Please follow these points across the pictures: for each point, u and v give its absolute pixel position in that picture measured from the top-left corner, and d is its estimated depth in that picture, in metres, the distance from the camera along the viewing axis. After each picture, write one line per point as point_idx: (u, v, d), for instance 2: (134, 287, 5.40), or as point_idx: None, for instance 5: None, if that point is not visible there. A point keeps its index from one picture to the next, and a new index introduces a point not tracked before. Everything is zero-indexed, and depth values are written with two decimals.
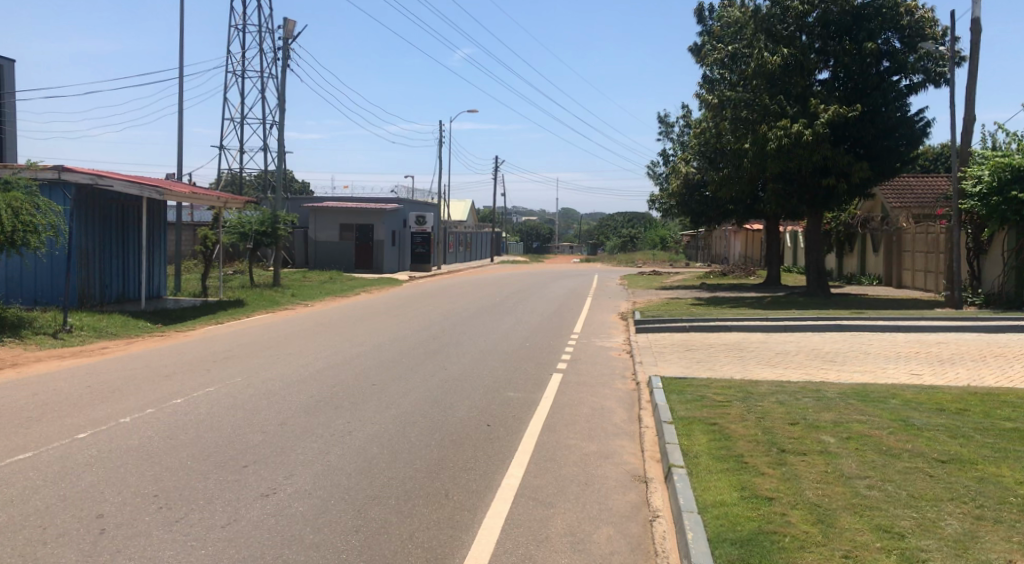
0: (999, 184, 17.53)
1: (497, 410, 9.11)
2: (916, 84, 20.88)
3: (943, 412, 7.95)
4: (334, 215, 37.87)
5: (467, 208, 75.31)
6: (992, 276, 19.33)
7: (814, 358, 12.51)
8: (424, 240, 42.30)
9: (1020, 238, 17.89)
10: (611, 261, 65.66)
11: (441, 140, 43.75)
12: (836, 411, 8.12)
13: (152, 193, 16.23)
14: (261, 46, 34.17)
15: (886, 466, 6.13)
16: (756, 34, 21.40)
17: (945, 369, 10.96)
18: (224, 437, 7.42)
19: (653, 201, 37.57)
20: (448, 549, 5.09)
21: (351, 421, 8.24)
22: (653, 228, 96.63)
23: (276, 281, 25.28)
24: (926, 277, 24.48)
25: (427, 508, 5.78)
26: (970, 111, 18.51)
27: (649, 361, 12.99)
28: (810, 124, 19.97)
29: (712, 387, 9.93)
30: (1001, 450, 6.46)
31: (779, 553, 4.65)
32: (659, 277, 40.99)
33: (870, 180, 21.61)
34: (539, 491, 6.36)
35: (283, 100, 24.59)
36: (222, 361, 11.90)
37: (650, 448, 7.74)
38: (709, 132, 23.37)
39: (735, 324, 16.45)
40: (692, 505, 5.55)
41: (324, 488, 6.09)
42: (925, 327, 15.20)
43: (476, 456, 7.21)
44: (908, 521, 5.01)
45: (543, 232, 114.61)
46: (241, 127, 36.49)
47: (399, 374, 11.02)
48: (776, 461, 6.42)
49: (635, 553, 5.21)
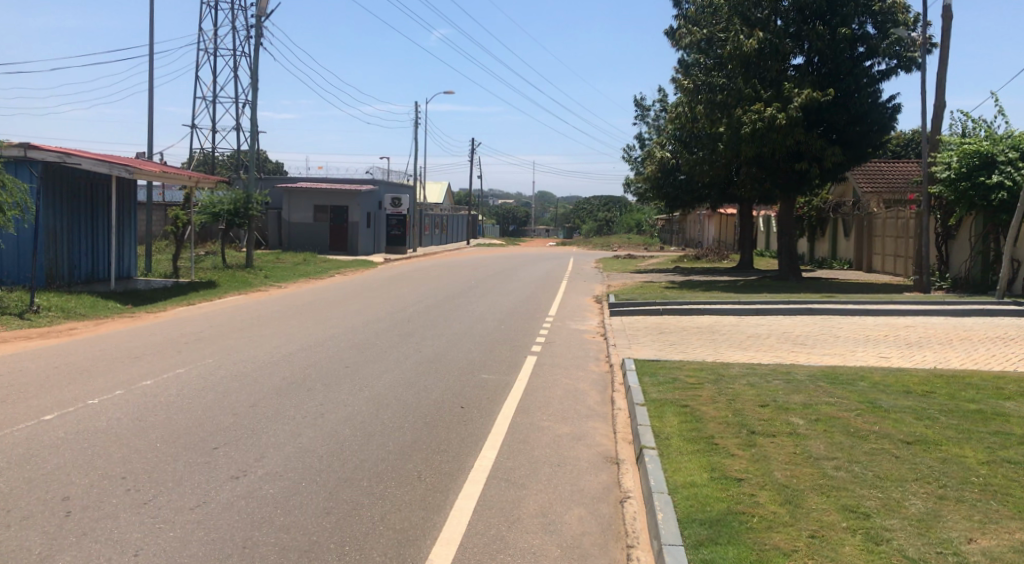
0: (968, 170, 17.73)
1: (472, 392, 9.11)
2: (889, 69, 21.04)
3: (911, 394, 8.09)
4: (309, 197, 37.60)
5: (443, 191, 75.40)
6: (960, 260, 19.61)
7: (785, 341, 12.65)
8: (399, 222, 41.99)
9: (986, 223, 18.21)
10: (587, 244, 66.14)
11: (417, 121, 43.74)
12: (806, 393, 8.24)
13: (122, 172, 15.87)
14: (233, 23, 33.89)
15: (853, 447, 6.23)
16: (732, 17, 21.43)
17: (911, 352, 11.13)
18: (194, 419, 7.35)
19: (627, 185, 37.86)
20: (418, 530, 5.09)
21: (325, 403, 8.19)
22: (628, 212, 97.39)
23: (249, 263, 24.96)
24: (896, 261, 24.85)
25: (400, 490, 5.78)
26: (940, 96, 18.68)
27: (623, 343, 13.08)
28: (783, 107, 20.07)
29: (684, 369, 10.02)
30: (964, 431, 6.58)
31: (747, 533, 4.71)
32: (634, 260, 41.37)
33: (842, 165, 21.80)
34: (511, 472, 6.39)
35: (255, 78, 24.24)
36: (193, 342, 11.72)
37: (623, 429, 7.80)
38: (683, 116, 23.29)
39: (708, 308, 16.59)
40: (663, 486, 5.61)
41: (295, 470, 6.07)
42: (893, 310, 15.43)
43: (449, 438, 7.21)
44: (873, 501, 5.09)
45: (520, 216, 115.49)
46: (213, 106, 36.08)
47: (373, 356, 10.95)
48: (746, 443, 6.50)
49: (606, 533, 5.25)
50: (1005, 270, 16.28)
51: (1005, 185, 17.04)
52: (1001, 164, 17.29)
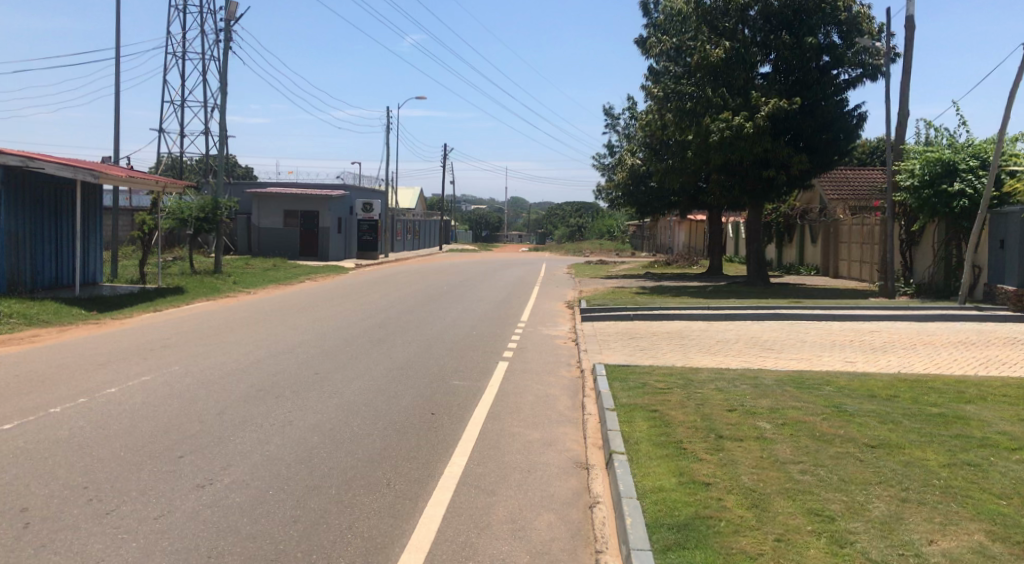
0: (931, 178, 18.12)
1: (442, 399, 9.08)
2: (854, 78, 21.38)
3: (875, 398, 8.21)
4: (278, 202, 37.29)
5: (416, 196, 75.32)
6: (924, 266, 19.99)
7: (753, 346, 12.79)
8: (370, 227, 41.80)
9: (948, 230, 18.57)
10: (560, 250, 66.35)
11: (389, 126, 43.59)
12: (772, 397, 8.33)
13: (88, 177, 15.63)
14: (201, 27, 33.52)
15: (819, 451, 6.30)
16: (699, 26, 21.70)
17: (875, 357, 11.30)
18: (159, 427, 7.24)
19: (598, 191, 38.09)
20: (387, 538, 5.07)
21: (294, 410, 8.13)
22: (599, 218, 97.98)
23: (218, 268, 24.68)
24: (861, 267, 25.24)
25: (368, 498, 5.75)
26: (904, 105, 19.03)
27: (594, 348, 13.13)
28: (751, 116, 20.34)
29: (654, 374, 10.08)
30: (926, 435, 6.68)
31: (715, 537, 4.74)
32: (605, 266, 41.47)
33: (808, 172, 22.09)
34: (482, 478, 6.38)
35: (223, 81, 24.03)
36: (159, 349, 11.57)
37: (593, 434, 7.84)
38: (653, 124, 23.46)
39: (678, 313, 16.73)
40: (632, 491, 5.64)
41: (262, 478, 6.01)
42: (858, 315, 15.66)
43: (420, 444, 7.19)
44: (837, 504, 5.16)
45: (492, 221, 115.48)
46: (181, 110, 35.61)
47: (342, 363, 10.90)
48: (714, 447, 6.56)
49: (575, 539, 5.26)
50: (966, 276, 16.63)
51: (966, 194, 17.34)
52: (962, 172, 17.68)
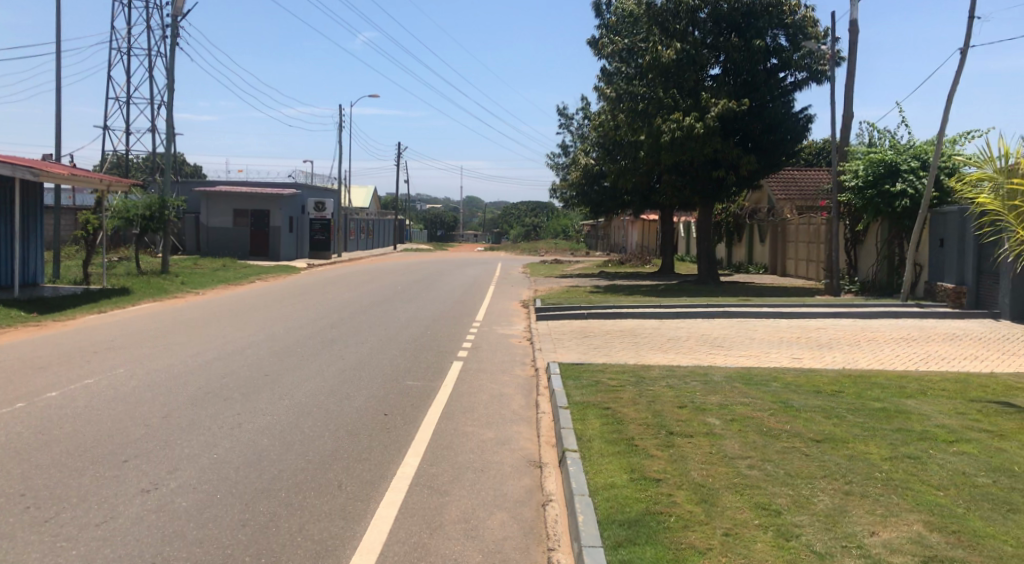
0: (874, 178, 18.61)
1: (395, 399, 9.02)
2: (800, 81, 21.84)
3: (820, 394, 8.39)
4: (227, 201, 36.64)
5: (369, 195, 74.71)
6: (867, 264, 20.52)
7: (703, 343, 12.98)
8: (323, 227, 41.32)
9: (891, 229, 19.09)
10: (514, 249, 66.48)
11: (341, 125, 43.14)
12: (722, 394, 8.47)
13: (28, 174, 15.16)
14: (147, 22, 32.76)
15: (766, 446, 6.43)
16: (651, 27, 21.93)
17: (821, 353, 11.55)
18: (102, 431, 7.06)
19: (553, 191, 38.28)
20: (338, 540, 5.02)
21: (243, 413, 7.99)
22: (554, 218, 98.40)
23: (166, 268, 24.15)
24: (808, 265, 25.80)
25: (319, 500, 5.68)
26: (849, 108, 19.50)
27: (548, 347, 13.18)
28: (701, 117, 20.63)
29: (607, 372, 10.15)
30: (869, 429, 6.86)
31: (665, 532, 4.80)
32: (559, 265, 41.69)
33: (757, 173, 22.48)
34: (435, 479, 6.35)
35: (170, 78, 23.52)
36: (103, 351, 11.27)
37: (546, 433, 7.87)
38: (606, 124, 23.65)
39: (630, 312, 16.88)
40: (584, 488, 5.67)
41: (210, 482, 5.90)
42: (806, 313, 16.00)
43: (371, 445, 7.13)
44: (784, 498, 5.26)
45: (447, 221, 115.13)
46: (126, 106, 34.76)
47: (293, 364, 10.75)
48: (664, 443, 6.64)
49: (527, 537, 5.27)
50: (908, 274, 17.11)
51: (908, 194, 17.85)
52: (904, 172, 18.19)
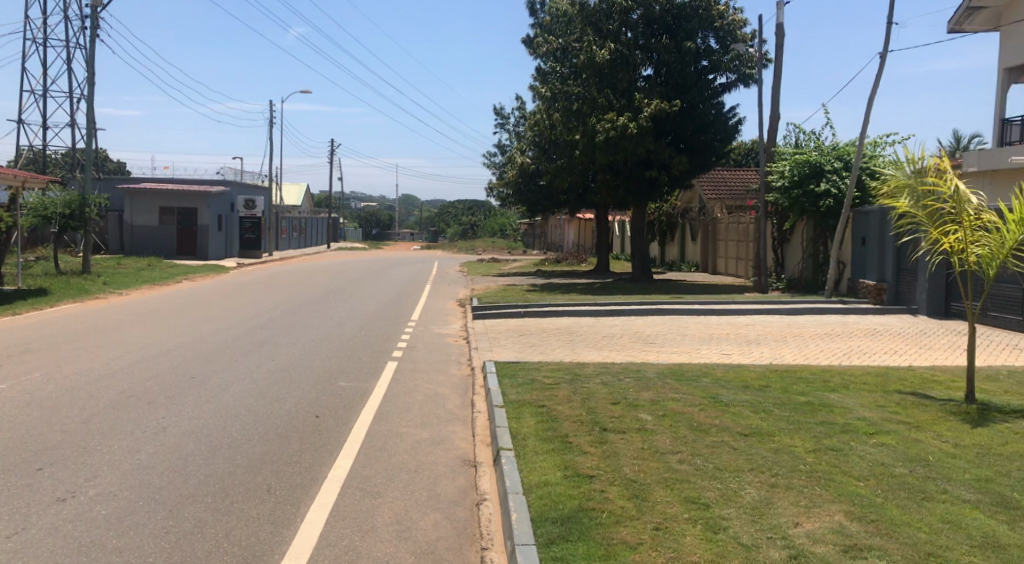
0: (800, 179, 19.17)
1: (328, 401, 8.86)
2: (729, 83, 22.31)
3: (748, 388, 8.59)
4: (153, 198, 35.53)
5: (301, 193, 73.44)
6: (793, 262, 21.12)
7: (637, 340, 13.15)
8: (253, 225, 40.42)
9: (815, 228, 19.68)
10: (451, 248, 66.28)
11: (272, 121, 42.27)
12: (654, 390, 8.59)
13: None
14: (64, 12, 31.49)
15: (696, 440, 6.54)
16: (584, 27, 22.11)
17: (749, 349, 11.83)
18: (15, 438, 6.74)
19: (489, 189, 38.29)
20: (266, 545, 4.90)
21: (167, 417, 7.74)
22: (490, 217, 98.44)
23: (87, 268, 23.26)
24: (737, 263, 26.43)
25: (247, 505, 5.54)
26: (775, 109, 20.02)
27: (483, 346, 13.15)
28: (634, 117, 20.88)
29: (542, 370, 10.18)
30: (795, 423, 7.05)
31: (597, 528, 4.84)
32: (496, 264, 41.66)
33: (689, 172, 22.89)
34: (367, 480, 6.26)
35: (90, 70, 22.66)
36: (18, 355, 10.77)
37: (481, 432, 7.85)
38: (542, 123, 23.76)
39: (565, 310, 16.99)
40: (517, 487, 5.67)
41: (132, 489, 5.69)
42: (735, 310, 16.37)
43: (302, 448, 6.99)
44: (712, 492, 5.36)
45: (382, 219, 113.94)
46: (43, 100, 33.38)
47: (221, 366, 10.46)
48: (598, 440, 6.69)
49: (460, 537, 5.25)
50: (832, 272, 17.65)
51: (832, 193, 18.40)
52: (828, 173, 18.76)
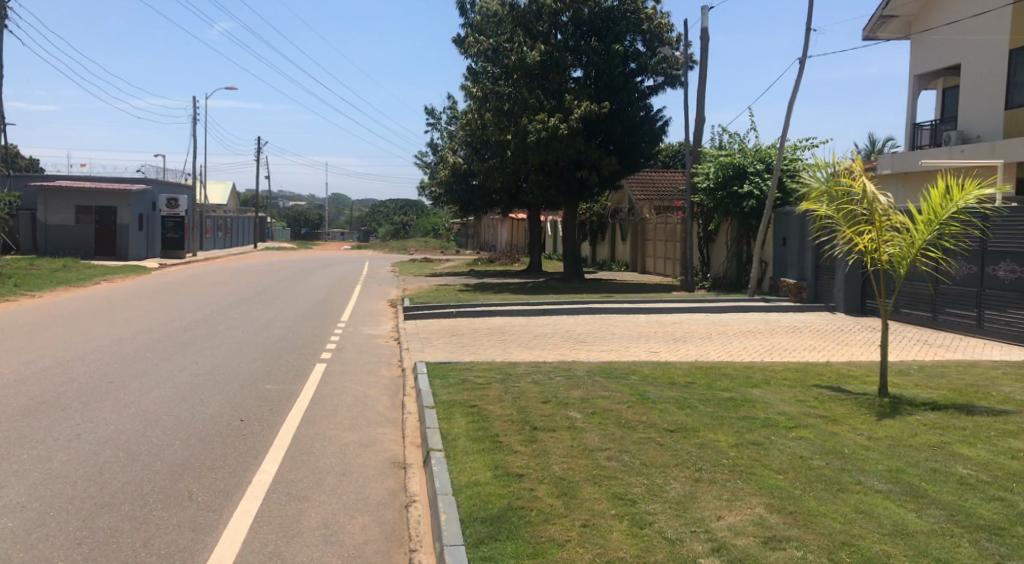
0: (724, 180, 19.65)
1: (253, 404, 8.66)
2: (657, 85, 22.70)
3: (675, 385, 8.76)
4: (68, 197, 34.13)
5: (228, 192, 71.63)
6: (719, 262, 21.62)
7: (567, 339, 13.27)
8: (176, 224, 39.22)
9: (739, 228, 20.19)
10: (383, 248, 65.66)
11: (195, 117, 41.08)
12: (584, 388, 8.68)
13: None
14: None
15: (624, 437, 6.63)
16: (515, 28, 22.20)
17: (677, 347, 12.07)
18: None
19: (421, 189, 38.07)
20: (186, 553, 4.77)
21: (83, 423, 7.44)
22: (422, 217, 97.90)
23: None
24: (665, 262, 26.93)
25: (166, 512, 5.38)
26: (701, 112, 20.47)
27: (414, 347, 13.06)
28: (565, 118, 21.06)
29: (473, 370, 10.17)
30: (719, 418, 7.22)
31: (525, 527, 4.86)
32: (428, 264, 41.39)
33: (618, 174, 23.20)
34: (294, 485, 6.15)
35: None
36: None
37: (411, 433, 7.79)
38: (473, 123, 23.75)
39: (497, 310, 17.02)
40: (447, 487, 5.65)
41: (43, 499, 5.45)
42: (663, 308, 16.69)
43: (226, 453, 6.81)
44: (638, 487, 5.45)
45: (312, 219, 111.99)
46: None
47: (141, 370, 10.11)
48: (528, 439, 6.72)
49: (388, 540, 5.20)
50: (755, 271, 18.14)
51: (754, 194, 18.93)
52: (751, 174, 19.29)
